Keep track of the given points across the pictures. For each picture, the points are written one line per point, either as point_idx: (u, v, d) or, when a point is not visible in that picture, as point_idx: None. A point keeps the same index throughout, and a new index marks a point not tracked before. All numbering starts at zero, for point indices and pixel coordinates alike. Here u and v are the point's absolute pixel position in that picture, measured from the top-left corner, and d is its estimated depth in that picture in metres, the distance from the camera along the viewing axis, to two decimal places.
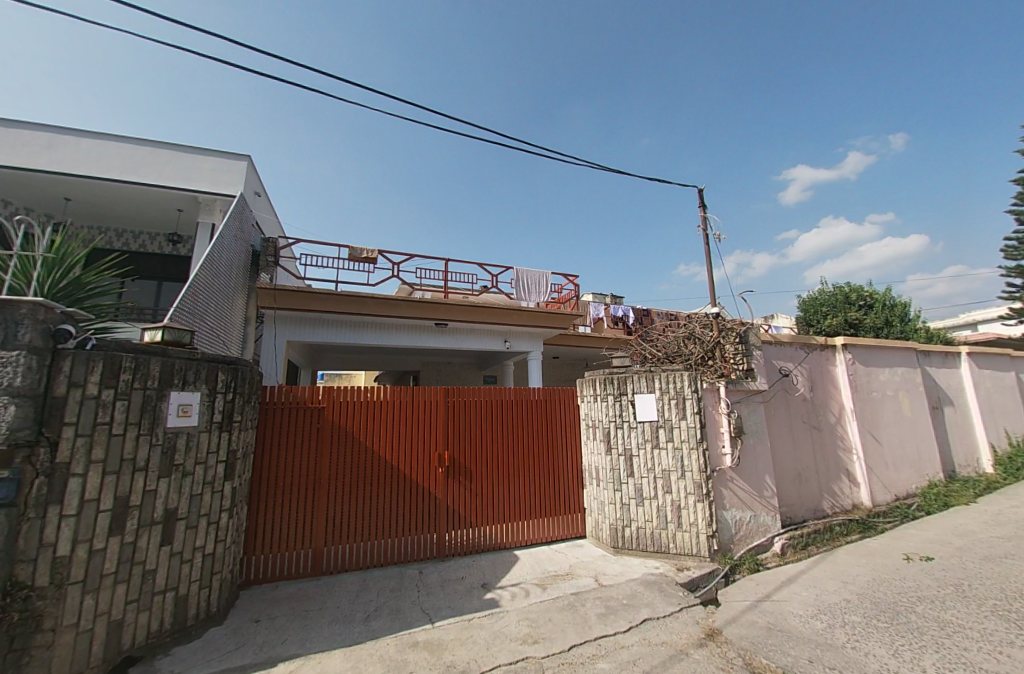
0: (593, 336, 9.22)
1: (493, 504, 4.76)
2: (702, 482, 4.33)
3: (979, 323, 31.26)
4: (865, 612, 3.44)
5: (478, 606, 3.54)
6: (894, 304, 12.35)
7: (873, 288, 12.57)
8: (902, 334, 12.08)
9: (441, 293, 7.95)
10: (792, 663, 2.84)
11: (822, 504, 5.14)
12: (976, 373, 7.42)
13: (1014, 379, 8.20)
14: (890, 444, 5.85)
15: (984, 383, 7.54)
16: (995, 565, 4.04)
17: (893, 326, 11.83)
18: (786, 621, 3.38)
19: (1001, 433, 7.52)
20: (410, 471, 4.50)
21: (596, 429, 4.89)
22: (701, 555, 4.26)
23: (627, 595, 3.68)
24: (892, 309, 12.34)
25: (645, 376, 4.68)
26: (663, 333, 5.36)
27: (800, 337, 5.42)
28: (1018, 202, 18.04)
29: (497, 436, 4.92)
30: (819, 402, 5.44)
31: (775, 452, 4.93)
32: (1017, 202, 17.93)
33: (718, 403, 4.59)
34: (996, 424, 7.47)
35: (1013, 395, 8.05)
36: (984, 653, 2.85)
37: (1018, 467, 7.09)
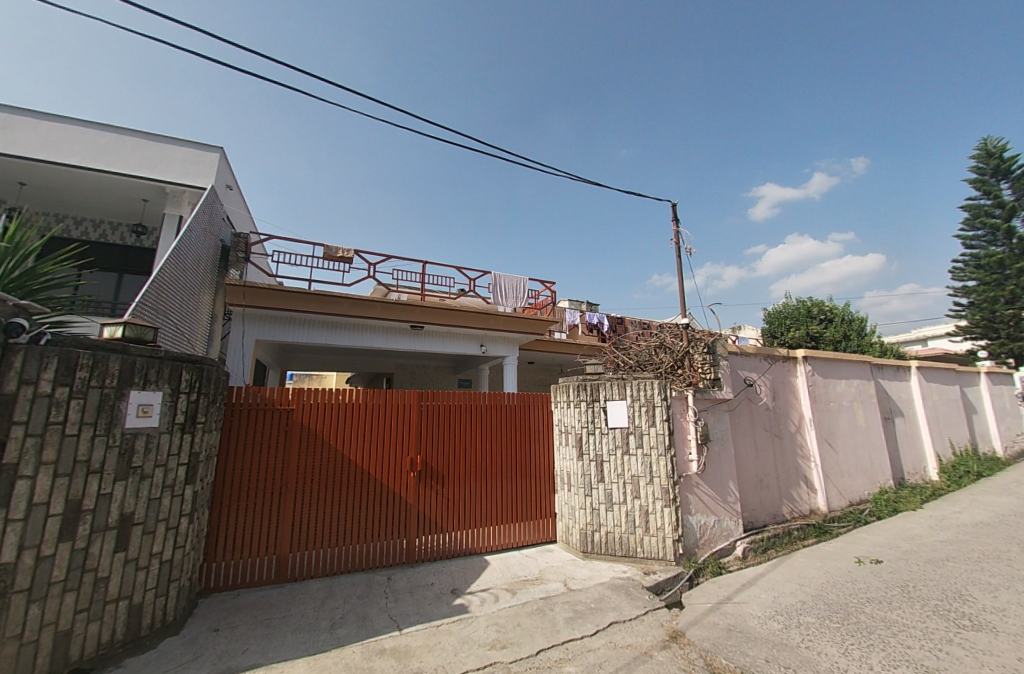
0: (567, 343, 9.33)
1: (465, 509, 4.75)
2: (669, 487, 4.44)
3: (928, 338, 33.25)
4: (819, 613, 3.59)
5: (447, 612, 3.52)
6: (851, 319, 13.00)
7: (833, 303, 13.20)
8: (858, 348, 12.72)
9: (417, 295, 7.89)
10: (750, 663, 2.94)
11: (782, 509, 5.34)
12: (924, 387, 7.87)
13: (958, 393, 8.75)
14: (846, 452, 6.14)
15: (932, 396, 7.99)
16: (937, 567, 4.29)
17: (850, 340, 12.45)
18: (746, 622, 3.50)
19: (946, 443, 7.98)
20: (381, 475, 4.44)
21: (568, 435, 4.95)
22: (667, 559, 4.35)
23: (594, 599, 3.73)
24: (849, 324, 12.99)
25: (617, 384, 4.76)
26: (636, 341, 5.48)
27: (765, 349, 5.62)
28: (966, 226, 19.27)
29: (471, 440, 4.92)
30: (781, 411, 5.66)
31: (739, 459, 5.09)
32: (964, 226, 19.19)
33: (686, 410, 4.71)
34: (942, 435, 7.92)
35: (958, 408, 8.56)
36: (926, 650, 3.02)
37: (960, 475, 7.54)
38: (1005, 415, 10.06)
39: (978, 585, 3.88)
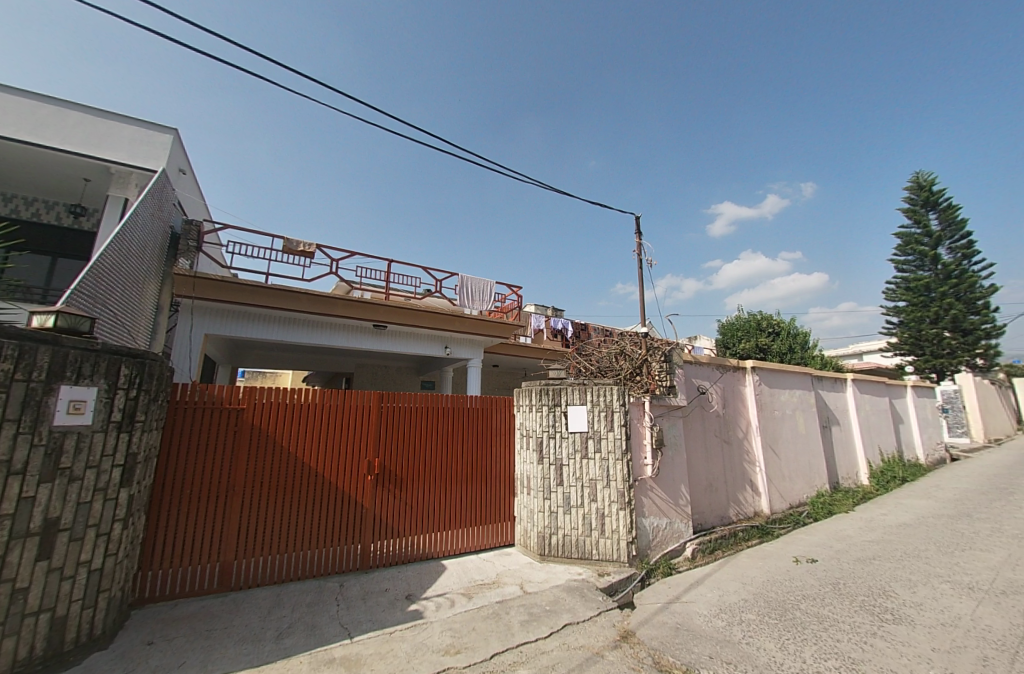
0: (531, 347, 9.41)
1: (423, 512, 4.69)
2: (624, 491, 4.56)
3: (865, 352, 35.97)
4: (760, 610, 3.78)
5: (401, 618, 3.45)
6: (796, 332, 13.88)
7: (781, 317, 14.03)
8: (801, 361, 13.60)
9: (382, 294, 7.74)
10: (695, 660, 3.06)
11: (729, 511, 5.60)
12: (858, 397, 8.49)
13: (887, 403, 9.51)
14: (787, 458, 6.53)
15: (865, 406, 8.64)
16: (865, 565, 4.63)
17: (795, 353, 13.28)
18: (692, 620, 3.64)
19: (876, 450, 8.65)
20: (336, 479, 4.30)
21: (529, 439, 4.98)
22: (621, 561, 4.47)
23: (550, 602, 3.77)
24: (795, 337, 13.84)
25: (578, 389, 4.84)
26: (598, 347, 5.60)
27: (717, 359, 5.89)
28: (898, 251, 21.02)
29: (432, 443, 4.87)
30: (730, 418, 5.95)
31: (691, 463, 5.30)
32: (897, 251, 20.92)
33: (643, 416, 4.87)
34: (872, 442, 8.58)
35: (886, 417, 9.30)
36: (853, 643, 3.25)
37: (886, 479, 8.18)
38: (926, 424, 11.03)
39: (899, 581, 4.21)
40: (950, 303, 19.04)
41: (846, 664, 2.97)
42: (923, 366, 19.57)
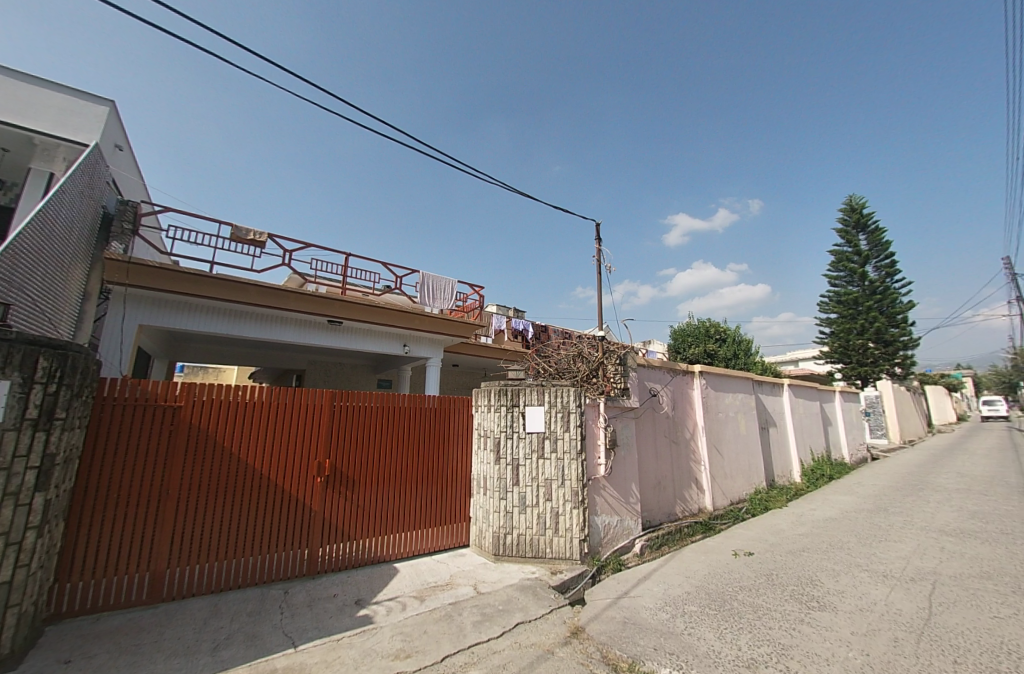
0: (491, 347, 9.43)
1: (375, 515, 4.57)
2: (578, 490, 4.67)
3: (802, 359, 38.87)
4: (701, 602, 3.98)
5: (349, 624, 3.35)
6: (740, 340, 14.79)
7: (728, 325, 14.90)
8: (745, 366, 14.51)
9: (339, 289, 7.50)
10: (640, 652, 3.17)
11: (675, 508, 5.87)
12: (793, 401, 9.16)
13: (818, 407, 10.34)
14: (730, 457, 6.93)
15: (799, 410, 9.33)
16: (795, 557, 4.99)
17: (739, 359, 14.16)
18: (639, 614, 3.78)
19: (808, 450, 9.36)
20: (283, 481, 4.12)
21: (487, 439, 4.98)
22: (573, 558, 4.57)
23: (502, 601, 3.79)
24: (739, 344, 14.72)
25: (536, 390, 4.90)
26: (557, 349, 5.69)
27: (669, 363, 6.16)
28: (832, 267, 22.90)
29: (388, 443, 4.78)
30: (679, 419, 6.23)
31: (641, 463, 5.51)
32: (831, 267, 22.75)
33: (597, 417, 5.00)
34: (805, 443, 9.28)
35: (817, 420, 10.09)
36: (783, 630, 3.49)
37: (816, 477, 8.87)
38: (851, 427, 12.08)
39: (824, 571, 4.58)
40: (874, 317, 20.96)
41: (776, 650, 3.18)
42: (850, 373, 21.41)
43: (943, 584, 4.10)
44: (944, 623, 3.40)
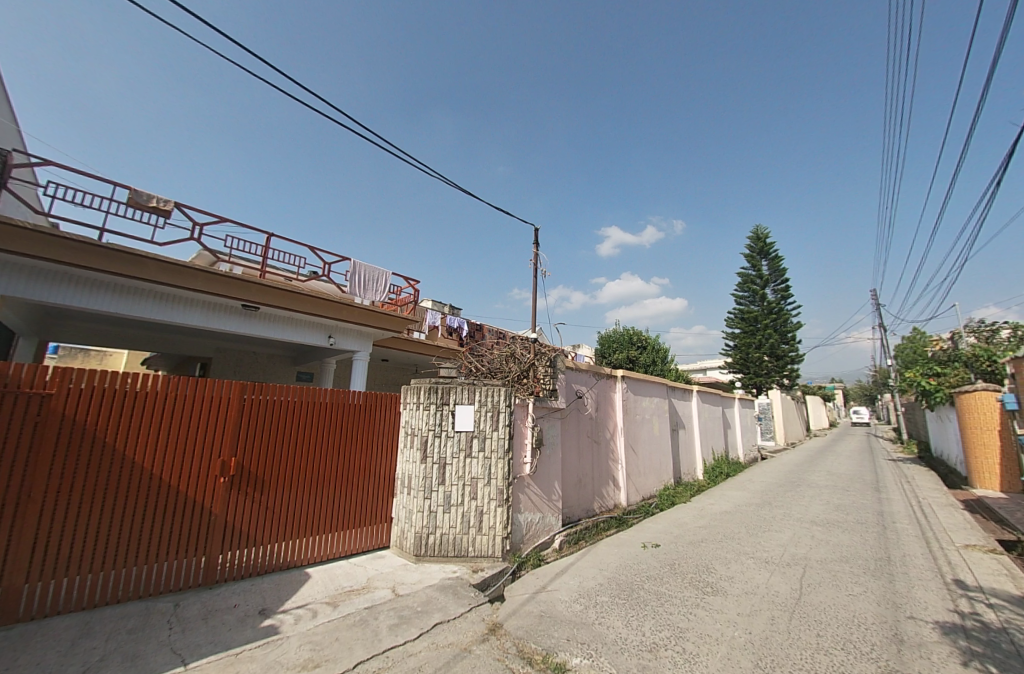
0: (423, 344, 9.24)
1: (287, 516, 4.27)
2: (503, 488, 4.74)
3: (711, 368, 43.19)
4: (611, 592, 4.24)
5: (251, 636, 3.08)
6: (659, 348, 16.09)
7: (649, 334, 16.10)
8: (661, 373, 15.79)
9: (258, 271, 6.87)
10: (554, 643, 3.30)
11: (593, 504, 6.20)
12: (701, 406, 10.14)
13: (721, 412, 11.53)
14: (643, 456, 7.49)
15: (705, 414, 10.34)
16: (695, 547, 5.51)
17: (656, 366, 15.39)
18: (555, 607, 3.93)
19: (710, 450, 10.40)
20: (181, 481, 3.68)
21: (414, 437, 4.86)
22: (495, 556, 4.62)
23: (421, 603, 3.72)
24: (658, 353, 15.99)
25: (467, 389, 4.89)
26: (491, 349, 5.73)
27: (595, 367, 6.49)
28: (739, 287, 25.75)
29: (305, 439, 4.49)
30: (601, 420, 6.60)
31: (565, 462, 5.74)
32: (738, 287, 25.47)
33: (525, 417, 5.13)
34: (708, 444, 10.30)
35: (719, 423, 11.25)
36: (681, 614, 3.83)
37: (716, 474, 9.89)
38: (746, 430, 13.61)
39: (718, 559, 5.11)
40: (770, 334, 23.85)
41: (675, 633, 3.49)
42: (747, 382, 24.10)
43: (811, 567, 4.77)
44: (812, 602, 3.96)
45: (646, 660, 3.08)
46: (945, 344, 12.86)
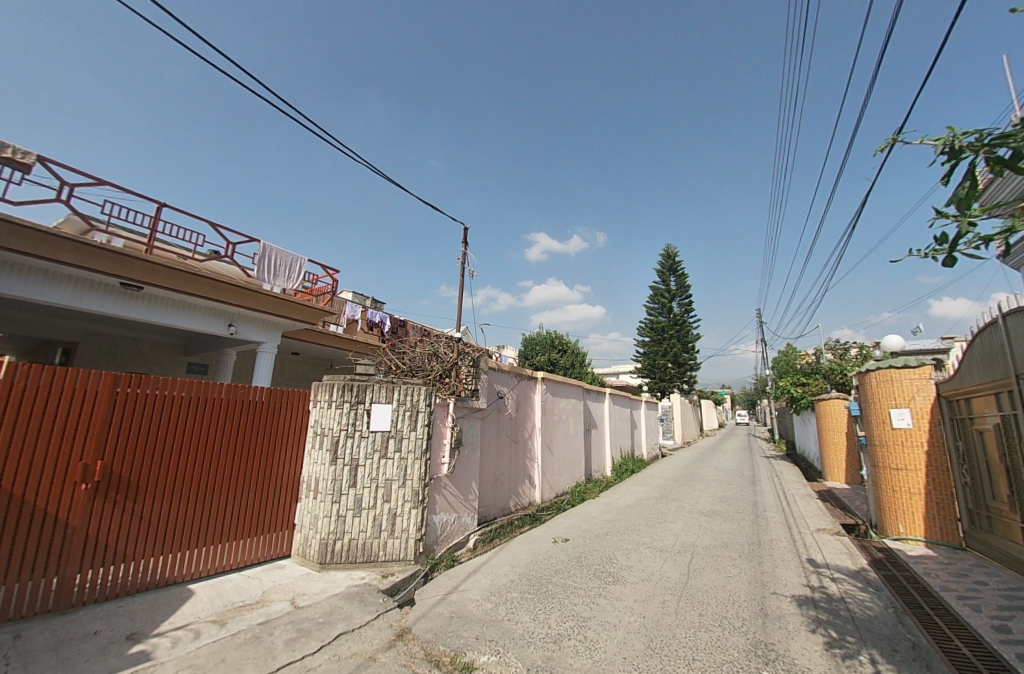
0: (340, 338, 8.71)
1: (166, 528, 3.74)
2: (419, 490, 4.63)
3: (622, 372, 46.65)
4: (521, 588, 4.35)
5: (115, 666, 2.64)
6: (578, 353, 16.99)
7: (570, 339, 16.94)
8: (579, 376, 16.69)
9: (143, 245, 5.96)
10: (462, 644, 3.29)
11: (508, 503, 6.32)
12: (612, 408, 10.86)
13: (629, 414, 12.44)
14: (558, 455, 7.81)
15: (615, 415, 11.10)
16: (601, 540, 5.87)
17: (574, 369, 16.25)
18: (465, 607, 3.92)
19: (618, 449, 11.18)
20: (26, 490, 3.03)
21: (323, 437, 4.55)
22: (406, 560, 4.49)
23: (324, 613, 3.49)
24: (577, 356, 16.89)
25: (385, 387, 4.70)
26: (413, 347, 5.60)
27: (517, 368, 6.64)
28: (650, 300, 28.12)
29: (193, 441, 3.98)
30: (520, 420, 6.75)
31: (483, 461, 5.78)
32: (651, 299, 27.67)
33: (445, 417, 5.07)
34: (617, 443, 11.07)
35: (627, 424, 12.15)
36: (586, 603, 4.05)
37: (622, 471, 10.66)
38: (650, 430, 14.84)
39: (621, 550, 5.50)
40: (675, 343, 26.32)
41: (578, 623, 3.67)
42: (654, 386, 26.29)
43: (697, 553, 5.34)
44: (697, 584, 4.44)
45: (551, 651, 3.21)
46: (811, 359, 15.25)
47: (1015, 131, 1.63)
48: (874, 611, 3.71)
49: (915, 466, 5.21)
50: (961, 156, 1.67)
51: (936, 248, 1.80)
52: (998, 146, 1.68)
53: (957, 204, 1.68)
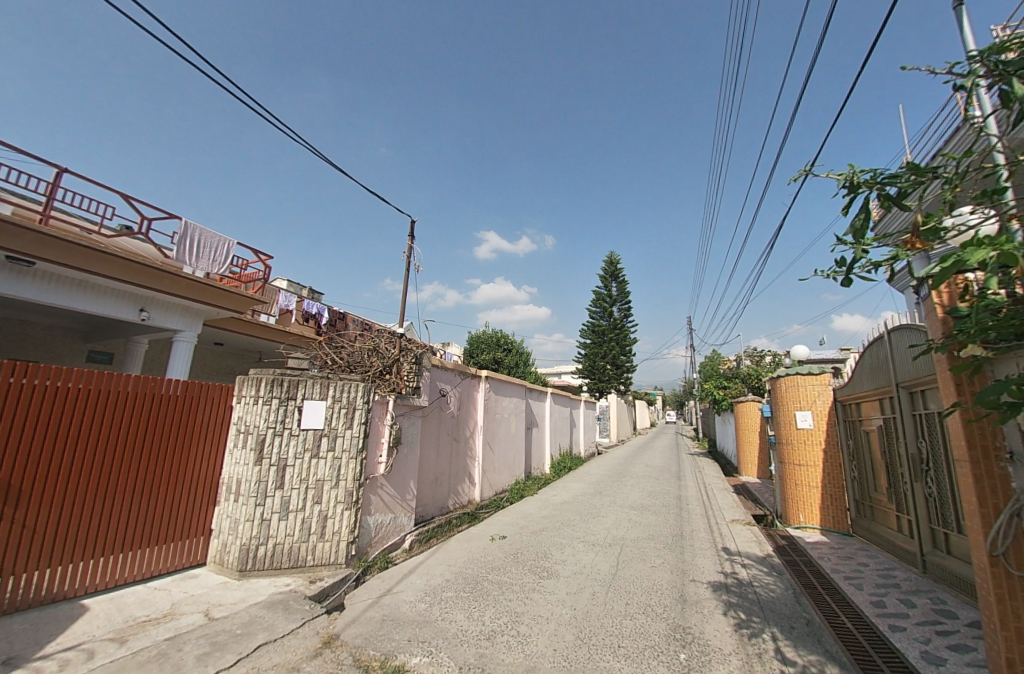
0: (272, 329, 8.16)
1: (56, 537, 3.28)
2: (353, 490, 4.46)
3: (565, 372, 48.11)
4: (457, 587, 4.33)
5: None
6: (522, 352, 17.23)
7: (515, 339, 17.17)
8: (521, 376, 16.95)
9: (36, 214, 5.20)
10: (394, 647, 3.21)
11: (447, 502, 6.30)
12: (553, 407, 11.15)
13: (569, 413, 12.85)
14: (498, 453, 7.88)
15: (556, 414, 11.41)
16: (537, 536, 6.00)
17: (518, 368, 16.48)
18: (398, 609, 3.83)
19: (557, 446, 11.51)
20: None
21: (248, 436, 4.23)
22: (337, 563, 4.31)
23: (242, 624, 3.26)
24: (522, 356, 17.16)
25: (320, 383, 4.46)
26: (352, 341, 5.45)
27: (461, 366, 6.59)
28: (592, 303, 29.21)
29: (92, 440, 3.53)
30: (462, 418, 6.72)
31: (422, 460, 5.69)
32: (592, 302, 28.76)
33: (384, 415, 4.92)
34: (556, 441, 11.39)
35: (567, 422, 12.53)
36: (520, 599, 4.12)
37: (560, 468, 10.99)
38: (588, 428, 15.40)
39: (555, 545, 5.66)
40: (615, 345, 27.57)
41: (511, 618, 3.73)
42: (593, 386, 27.34)
43: (627, 546, 5.63)
44: (625, 575, 4.69)
45: (483, 648, 3.23)
46: (732, 364, 16.69)
47: (900, 173, 1.88)
48: (777, 592, 4.13)
49: (814, 463, 5.84)
50: (857, 191, 1.90)
51: (836, 270, 2.03)
52: (887, 185, 1.93)
53: (854, 233, 1.90)
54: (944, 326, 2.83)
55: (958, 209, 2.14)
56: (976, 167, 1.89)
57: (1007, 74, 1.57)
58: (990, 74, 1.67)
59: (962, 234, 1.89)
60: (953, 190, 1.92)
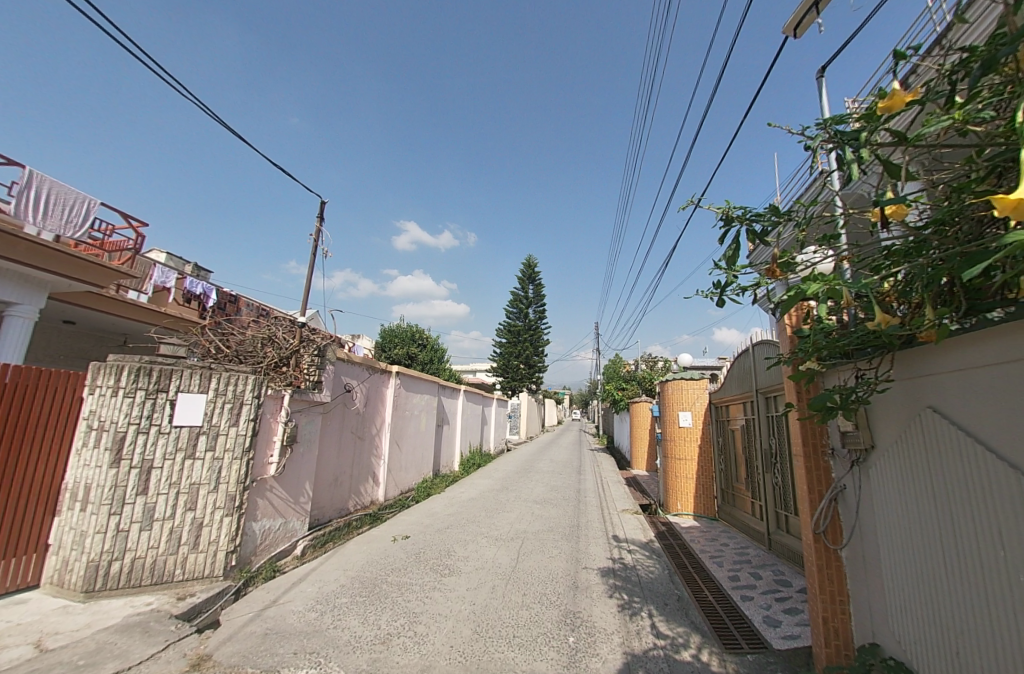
0: (142, 308, 7.05)
1: None
2: (236, 494, 4.05)
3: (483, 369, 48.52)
4: (352, 592, 4.14)
5: None
6: (437, 348, 17.01)
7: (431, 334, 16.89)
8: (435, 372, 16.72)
9: None
10: (277, 662, 2.97)
11: (347, 503, 6.00)
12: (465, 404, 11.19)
13: (482, 410, 12.99)
14: (406, 450, 7.70)
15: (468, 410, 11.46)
16: (442, 534, 5.97)
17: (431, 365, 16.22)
18: (284, 621, 3.55)
19: (467, 443, 11.58)
20: None
21: (102, 434, 3.59)
22: (213, 576, 3.88)
23: (86, 654, 2.77)
24: (437, 352, 16.92)
25: (199, 373, 3.96)
26: (243, 329, 4.93)
27: (368, 361, 6.29)
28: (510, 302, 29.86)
29: None
30: (368, 415, 6.44)
31: (320, 459, 5.35)
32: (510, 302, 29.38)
33: (278, 411, 4.53)
34: (466, 437, 11.44)
35: (479, 419, 12.65)
36: (419, 599, 4.07)
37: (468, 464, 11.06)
38: (499, 426, 15.73)
39: (459, 542, 5.68)
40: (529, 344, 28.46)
41: (409, 619, 3.67)
42: (507, 385, 27.99)
43: (528, 538, 5.87)
44: (526, 566, 4.88)
45: (377, 653, 3.14)
46: (632, 367, 18.23)
47: (763, 214, 2.18)
48: (656, 573, 4.60)
49: (691, 457, 6.59)
50: (731, 225, 2.16)
51: (713, 291, 2.29)
52: (755, 222, 2.22)
53: (727, 260, 2.16)
54: (791, 344, 3.35)
55: (806, 248, 2.53)
56: (819, 215, 2.24)
57: (843, 141, 1.86)
58: (832, 139, 1.97)
59: (807, 269, 2.23)
60: (802, 232, 2.25)
